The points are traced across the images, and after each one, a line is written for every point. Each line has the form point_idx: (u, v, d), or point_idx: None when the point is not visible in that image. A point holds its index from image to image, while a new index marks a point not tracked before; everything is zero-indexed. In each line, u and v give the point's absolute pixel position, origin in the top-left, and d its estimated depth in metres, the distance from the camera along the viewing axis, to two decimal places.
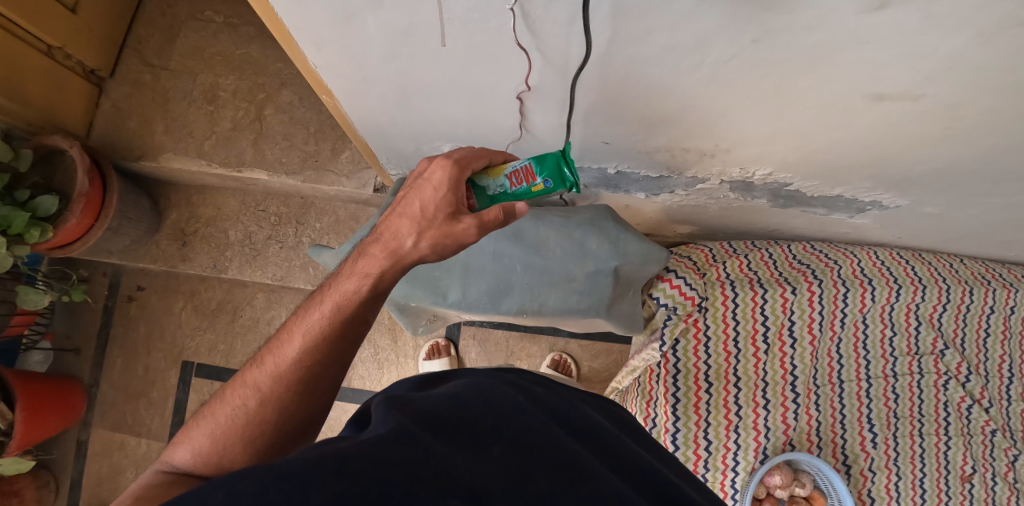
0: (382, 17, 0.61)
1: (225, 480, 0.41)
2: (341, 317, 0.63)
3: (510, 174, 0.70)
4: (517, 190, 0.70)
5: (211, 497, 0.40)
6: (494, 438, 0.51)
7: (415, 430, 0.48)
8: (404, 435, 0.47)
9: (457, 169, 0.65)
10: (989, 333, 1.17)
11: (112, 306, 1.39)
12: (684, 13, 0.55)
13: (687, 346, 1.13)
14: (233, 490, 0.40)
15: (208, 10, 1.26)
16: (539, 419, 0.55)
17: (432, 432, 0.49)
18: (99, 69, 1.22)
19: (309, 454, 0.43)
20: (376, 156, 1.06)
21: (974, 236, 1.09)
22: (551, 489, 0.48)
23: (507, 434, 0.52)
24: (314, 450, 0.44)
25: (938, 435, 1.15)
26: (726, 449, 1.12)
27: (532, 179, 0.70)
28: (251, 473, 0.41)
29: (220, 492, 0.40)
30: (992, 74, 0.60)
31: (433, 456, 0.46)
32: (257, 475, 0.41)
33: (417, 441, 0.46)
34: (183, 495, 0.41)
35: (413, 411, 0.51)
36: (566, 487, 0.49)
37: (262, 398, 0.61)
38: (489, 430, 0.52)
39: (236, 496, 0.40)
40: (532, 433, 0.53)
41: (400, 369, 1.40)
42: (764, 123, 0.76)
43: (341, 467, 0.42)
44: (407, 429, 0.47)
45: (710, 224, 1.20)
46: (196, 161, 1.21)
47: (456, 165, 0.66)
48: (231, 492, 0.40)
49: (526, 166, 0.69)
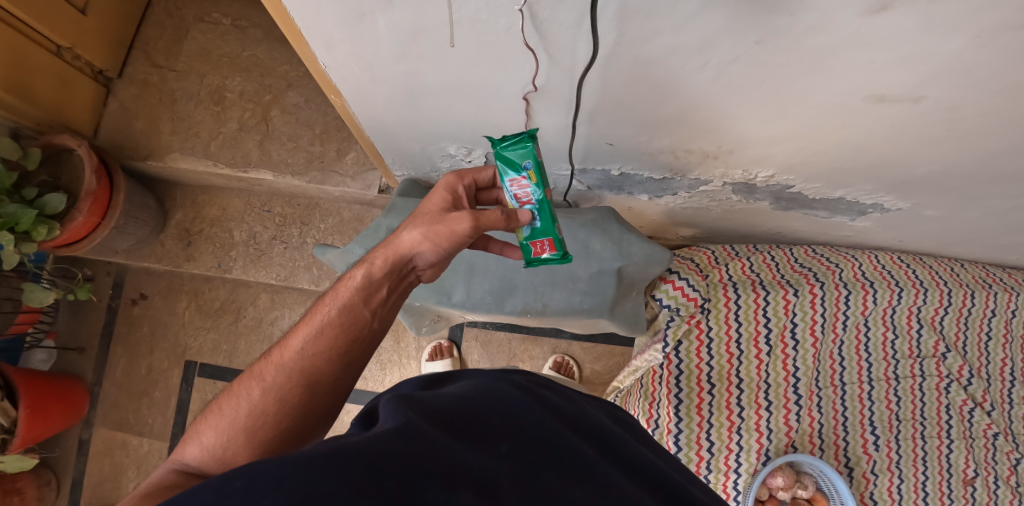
0: (392, 17, 0.62)
1: (244, 467, 0.41)
2: (346, 310, 0.68)
3: (518, 199, 0.73)
4: (535, 197, 0.72)
5: (229, 485, 0.40)
6: (502, 434, 0.51)
7: (426, 425, 0.48)
8: (415, 430, 0.47)
9: (456, 179, 0.78)
10: (990, 337, 1.18)
11: (115, 305, 1.39)
12: (689, 15, 0.56)
13: (689, 347, 1.14)
14: (252, 478, 0.40)
15: (215, 12, 1.28)
16: (546, 416, 0.55)
17: (442, 428, 0.49)
18: (107, 70, 1.23)
19: (325, 445, 0.44)
20: (382, 157, 1.07)
21: (974, 240, 1.10)
22: (558, 484, 0.49)
23: (515, 430, 0.52)
24: (329, 443, 0.44)
25: (939, 438, 1.15)
26: (729, 450, 1.12)
27: (522, 180, 0.71)
28: (269, 461, 0.41)
29: (238, 481, 0.40)
30: (993, 76, 0.61)
31: (445, 451, 0.46)
32: (276, 463, 0.41)
33: (428, 436, 0.47)
34: (199, 485, 0.40)
35: (424, 408, 0.52)
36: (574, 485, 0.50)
37: (265, 387, 0.62)
38: (497, 427, 0.52)
39: (255, 483, 0.40)
40: (539, 430, 0.53)
41: (403, 370, 1.41)
42: (766, 125, 0.77)
43: (358, 457, 0.42)
44: (417, 425, 0.48)
45: (712, 227, 1.21)
46: (202, 162, 1.22)
47: (457, 177, 0.78)
48: (250, 481, 0.40)
49: (512, 185, 0.72)
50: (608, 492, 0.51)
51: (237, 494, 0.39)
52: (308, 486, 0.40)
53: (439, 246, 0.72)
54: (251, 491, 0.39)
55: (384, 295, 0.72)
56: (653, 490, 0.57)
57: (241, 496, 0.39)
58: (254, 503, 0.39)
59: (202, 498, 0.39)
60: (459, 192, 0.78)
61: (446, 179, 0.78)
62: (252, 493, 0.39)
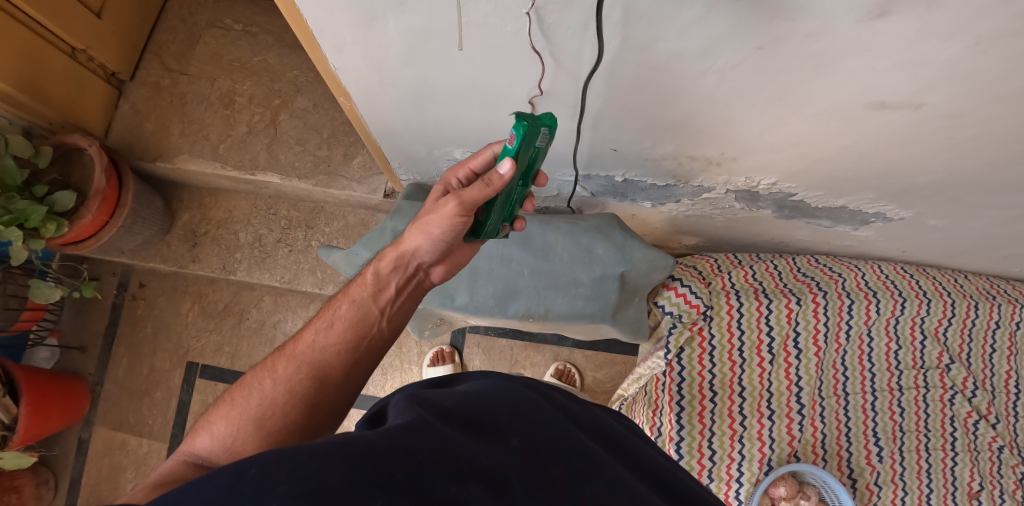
0: (403, 19, 0.64)
1: (259, 456, 0.41)
2: (357, 304, 0.70)
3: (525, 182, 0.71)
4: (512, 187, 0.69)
5: (244, 472, 0.40)
6: (513, 430, 0.51)
7: (436, 422, 0.48)
8: (424, 426, 0.47)
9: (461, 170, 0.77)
10: (995, 349, 1.17)
11: (119, 306, 1.40)
12: (692, 20, 0.57)
13: (692, 354, 1.13)
14: (267, 466, 0.40)
15: (228, 18, 1.30)
16: (554, 414, 0.55)
17: (451, 425, 0.49)
18: (120, 72, 1.25)
19: (337, 438, 0.43)
20: (389, 161, 1.08)
21: (977, 250, 1.10)
22: (567, 481, 0.49)
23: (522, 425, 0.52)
24: (340, 436, 0.44)
25: (944, 450, 1.14)
26: (731, 459, 1.11)
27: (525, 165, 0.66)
28: (284, 451, 0.41)
29: (253, 467, 0.40)
30: (993, 83, 0.61)
31: (454, 447, 0.46)
32: (290, 453, 0.41)
33: (438, 432, 0.47)
34: (216, 471, 0.40)
35: (432, 406, 0.52)
36: (582, 481, 0.50)
37: (276, 378, 0.63)
38: (507, 423, 0.52)
39: (270, 470, 0.40)
40: (549, 426, 0.53)
41: (403, 375, 1.40)
42: (768, 132, 0.78)
43: (371, 449, 0.42)
44: (426, 421, 0.48)
45: (716, 236, 1.22)
46: (211, 164, 1.24)
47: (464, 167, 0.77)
48: (265, 468, 0.40)
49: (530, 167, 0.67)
50: (617, 488, 0.51)
51: (253, 480, 0.39)
52: (322, 475, 0.40)
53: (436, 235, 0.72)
54: (267, 477, 0.39)
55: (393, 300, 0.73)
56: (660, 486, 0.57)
57: (257, 483, 0.39)
58: (269, 491, 0.38)
59: (219, 483, 0.39)
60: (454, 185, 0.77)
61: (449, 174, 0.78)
62: (267, 482, 0.39)
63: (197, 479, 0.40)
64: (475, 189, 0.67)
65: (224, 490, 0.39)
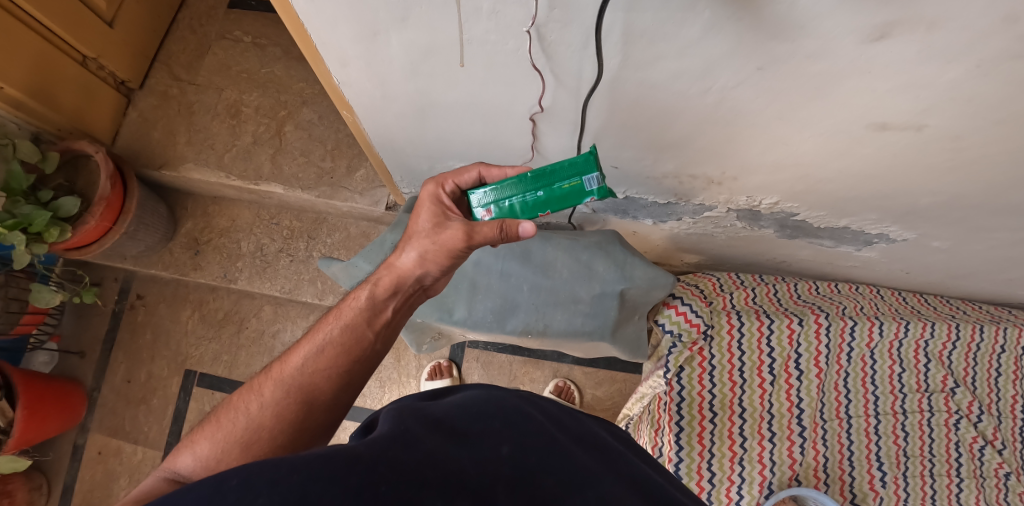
0: (405, 35, 0.64)
1: (241, 466, 0.40)
2: (349, 329, 0.69)
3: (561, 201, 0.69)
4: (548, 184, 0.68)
5: (224, 483, 0.39)
6: (502, 438, 0.51)
7: (423, 434, 0.48)
8: (410, 437, 0.47)
9: (440, 189, 0.75)
10: (1000, 373, 1.16)
11: (120, 312, 1.41)
12: (691, 40, 0.57)
13: (692, 374, 1.12)
14: (248, 477, 0.39)
15: (237, 31, 1.32)
16: (545, 428, 0.55)
17: (440, 435, 0.49)
18: (129, 81, 1.27)
19: (321, 451, 0.42)
20: (391, 175, 1.09)
21: (982, 273, 1.09)
22: (557, 492, 0.48)
23: (514, 435, 0.52)
24: (325, 449, 0.43)
25: (949, 476, 1.11)
26: (730, 482, 1.10)
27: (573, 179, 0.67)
28: (263, 463, 0.40)
29: (235, 479, 0.39)
30: (995, 105, 0.61)
31: (442, 459, 0.46)
32: (272, 464, 0.40)
33: (422, 444, 0.46)
34: (196, 483, 0.39)
35: (424, 416, 0.52)
36: (572, 492, 0.49)
37: (263, 402, 0.62)
38: (497, 431, 0.52)
39: (251, 482, 0.39)
40: (539, 437, 0.53)
41: (401, 389, 1.39)
42: (769, 152, 0.78)
43: (355, 462, 0.42)
44: (412, 433, 0.48)
45: (718, 254, 1.21)
46: (215, 174, 1.24)
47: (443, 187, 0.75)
48: (247, 479, 0.39)
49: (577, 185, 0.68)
50: (607, 500, 0.50)
51: (233, 492, 0.38)
52: (304, 487, 0.39)
53: (439, 263, 0.74)
54: (248, 488, 0.38)
55: (397, 333, 0.74)
56: (658, 499, 0.54)
57: (238, 494, 0.38)
58: (250, 501, 0.37)
59: (200, 495, 0.38)
60: (446, 201, 0.75)
61: (428, 189, 0.76)
62: (248, 492, 0.38)
63: (179, 488, 0.39)
64: (487, 232, 0.69)
65: (204, 500, 0.38)
